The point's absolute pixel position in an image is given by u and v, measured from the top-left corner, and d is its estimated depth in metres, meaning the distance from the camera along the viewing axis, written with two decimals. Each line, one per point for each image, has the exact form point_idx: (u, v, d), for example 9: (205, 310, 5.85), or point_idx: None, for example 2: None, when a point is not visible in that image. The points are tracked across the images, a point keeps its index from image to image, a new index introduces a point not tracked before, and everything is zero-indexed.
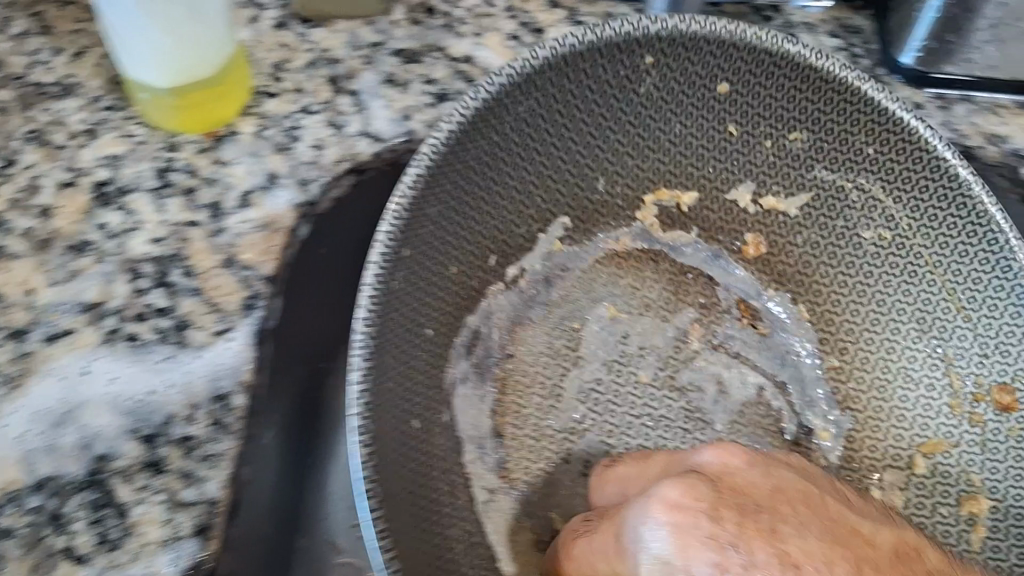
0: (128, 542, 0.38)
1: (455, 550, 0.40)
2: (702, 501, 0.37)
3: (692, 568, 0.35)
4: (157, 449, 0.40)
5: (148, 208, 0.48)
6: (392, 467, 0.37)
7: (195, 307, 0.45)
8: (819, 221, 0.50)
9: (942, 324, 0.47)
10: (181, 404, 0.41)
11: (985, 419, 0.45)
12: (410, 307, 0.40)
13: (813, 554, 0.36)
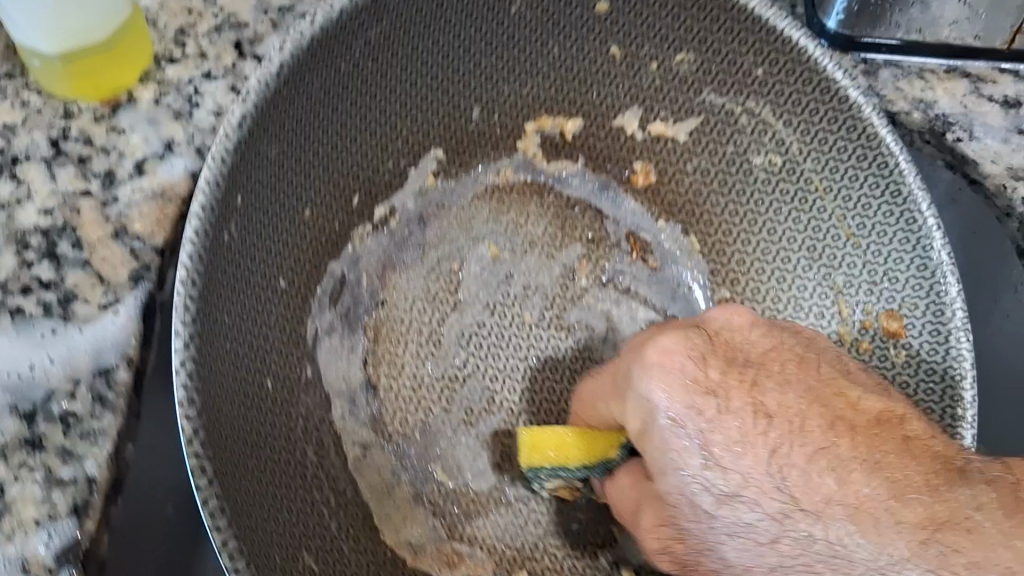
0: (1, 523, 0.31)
1: (325, 517, 0.37)
2: (684, 362, 0.35)
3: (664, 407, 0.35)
4: (37, 427, 0.33)
5: (39, 176, 0.38)
6: (230, 448, 0.32)
7: (83, 279, 0.36)
8: (708, 147, 0.47)
9: (831, 253, 0.45)
10: (63, 378, 0.34)
11: (872, 347, 0.44)
12: (244, 265, 0.35)
13: (795, 420, 0.34)
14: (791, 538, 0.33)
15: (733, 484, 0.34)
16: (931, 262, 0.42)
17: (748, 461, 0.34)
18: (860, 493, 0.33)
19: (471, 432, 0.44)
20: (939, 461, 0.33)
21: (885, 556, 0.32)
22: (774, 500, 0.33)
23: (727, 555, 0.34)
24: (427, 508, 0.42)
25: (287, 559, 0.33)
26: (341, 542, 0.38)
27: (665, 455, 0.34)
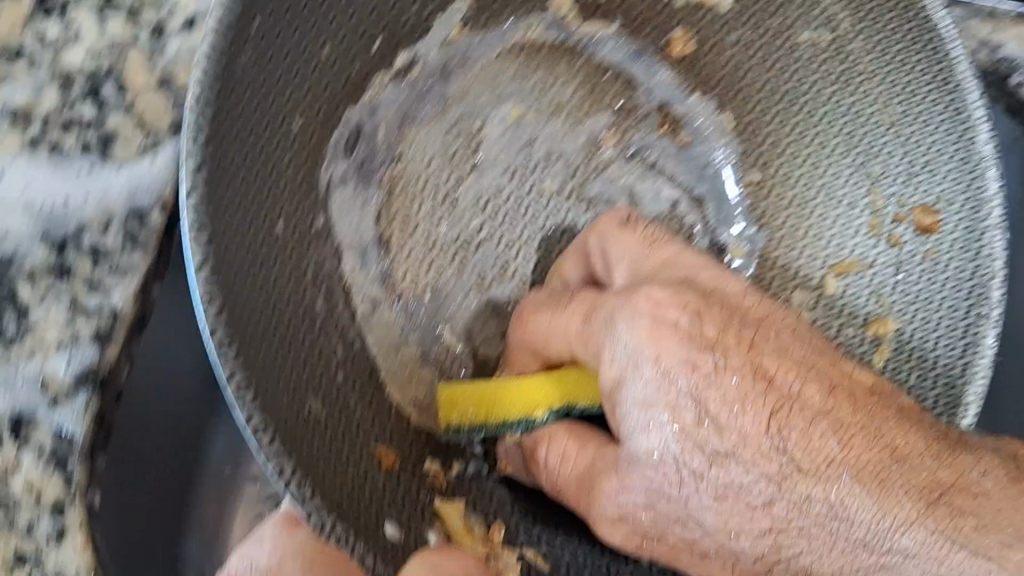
0: (25, 341, 0.36)
1: (334, 368, 0.37)
2: (681, 315, 0.32)
3: (660, 358, 0.31)
4: (66, 258, 0.37)
5: (89, 19, 0.39)
6: (241, 285, 0.31)
7: (148, 109, 0.38)
8: (753, 17, 0.44)
9: (870, 141, 0.43)
10: (97, 214, 0.37)
11: (904, 239, 0.43)
12: (252, 108, 0.33)
13: (797, 381, 0.31)
14: (793, 501, 0.30)
15: (715, 447, 0.31)
16: (976, 153, 0.39)
17: (747, 421, 0.31)
18: (860, 465, 0.30)
19: (482, 299, 0.43)
20: (938, 427, 0.31)
21: (890, 522, 0.29)
22: (774, 463, 0.30)
23: (707, 520, 0.32)
24: (434, 368, 0.42)
25: (295, 402, 0.33)
26: (346, 393, 0.37)
27: (648, 412, 0.31)
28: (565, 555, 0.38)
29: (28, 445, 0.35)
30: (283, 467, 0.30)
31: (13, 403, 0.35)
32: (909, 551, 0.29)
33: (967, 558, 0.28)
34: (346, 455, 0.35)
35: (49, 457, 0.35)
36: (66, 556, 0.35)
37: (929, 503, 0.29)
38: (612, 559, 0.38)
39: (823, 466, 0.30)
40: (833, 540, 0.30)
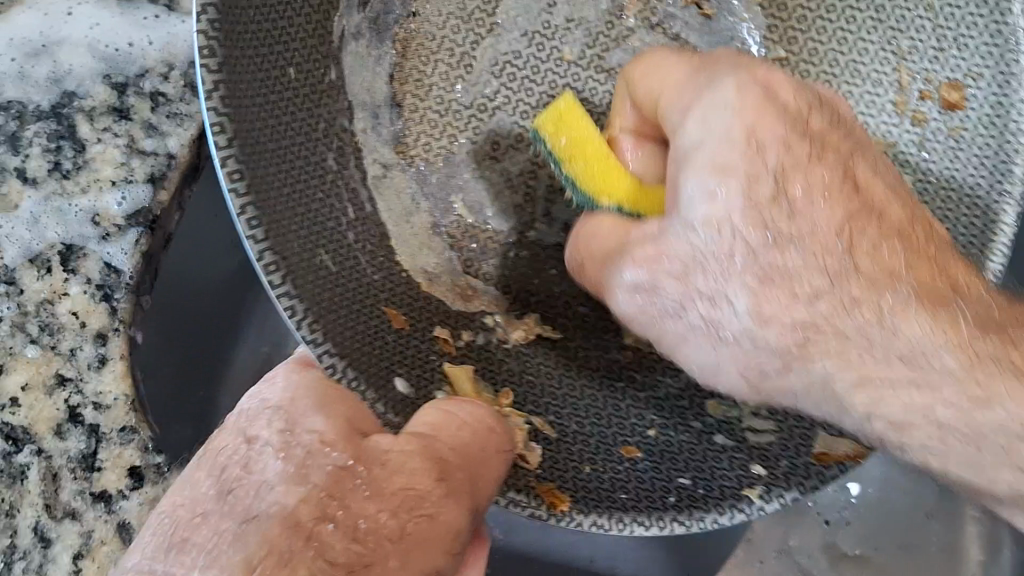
0: (81, 176, 0.37)
1: (349, 233, 0.37)
2: (789, 100, 0.31)
3: (756, 131, 0.30)
4: (126, 99, 0.38)
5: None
6: (251, 129, 0.31)
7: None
8: None
9: (901, 14, 0.41)
10: (158, 61, 0.38)
11: (929, 117, 0.41)
12: None
13: (883, 199, 0.31)
14: (839, 301, 0.29)
15: (783, 233, 0.30)
16: (1006, 25, 0.37)
17: (821, 215, 0.30)
18: (921, 284, 0.30)
19: (496, 170, 0.42)
20: (1000, 301, 0.31)
21: (935, 342, 0.29)
22: (838, 258, 0.30)
23: (741, 307, 0.30)
24: (445, 240, 0.42)
25: (308, 253, 0.33)
26: (357, 254, 0.36)
27: (716, 174, 0.30)
28: (573, 425, 0.39)
29: (76, 276, 0.37)
30: None
31: (64, 236, 0.37)
32: (948, 372, 0.28)
33: (1012, 387, 0.28)
34: (355, 310, 0.35)
35: (96, 290, 0.37)
36: (106, 382, 0.37)
37: (983, 334, 0.29)
38: (622, 435, 0.38)
39: (883, 283, 0.29)
40: (867, 348, 0.29)
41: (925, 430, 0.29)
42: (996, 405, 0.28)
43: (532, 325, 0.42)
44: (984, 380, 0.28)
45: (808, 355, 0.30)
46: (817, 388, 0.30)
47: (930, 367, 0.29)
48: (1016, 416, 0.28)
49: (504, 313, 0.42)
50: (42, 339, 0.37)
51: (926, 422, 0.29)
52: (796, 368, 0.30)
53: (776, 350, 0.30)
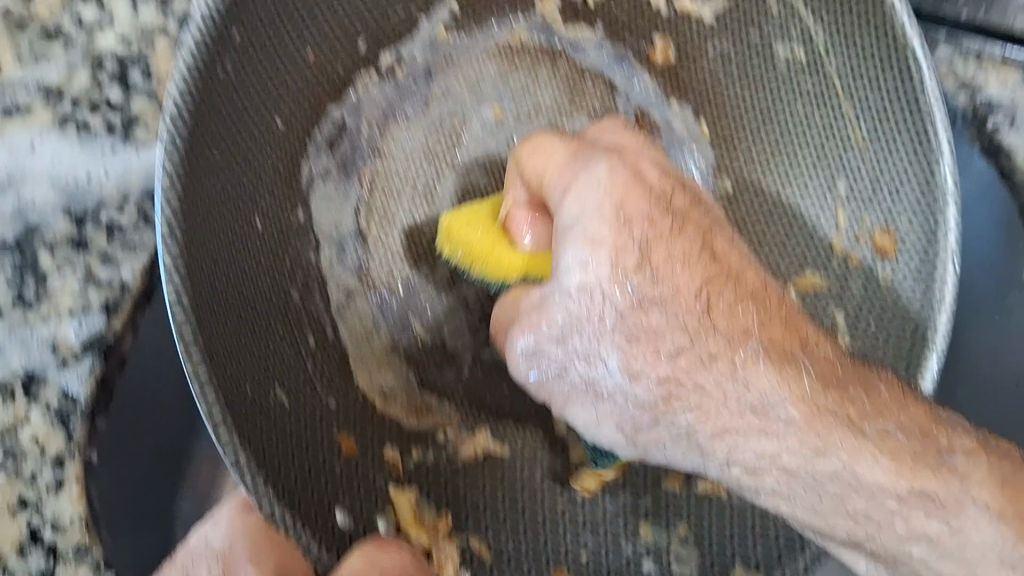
0: (42, 305, 0.41)
1: (305, 363, 0.40)
2: (653, 179, 0.35)
3: (625, 203, 0.34)
4: (85, 232, 0.41)
5: (122, 10, 0.43)
6: (212, 273, 0.34)
7: (145, 109, 0.43)
8: (733, 28, 0.45)
9: (840, 157, 0.44)
10: (114, 192, 0.42)
11: (863, 260, 0.44)
12: (248, 95, 0.35)
13: (734, 269, 0.34)
14: (693, 355, 0.32)
15: (648, 296, 0.33)
16: (938, 179, 0.41)
17: (679, 282, 0.33)
18: (772, 341, 0.33)
19: (454, 293, 0.45)
20: (848, 364, 0.33)
21: (781, 394, 0.32)
22: (693, 309, 0.33)
23: (613, 363, 0.33)
24: (403, 357, 0.45)
25: (257, 388, 0.36)
26: (314, 384, 0.40)
27: (587, 245, 0.33)
28: (510, 547, 0.40)
29: (36, 403, 0.40)
30: (238, 455, 0.32)
31: (26, 363, 0.40)
32: (790, 422, 0.31)
33: (843, 437, 0.31)
34: (308, 441, 0.37)
35: (54, 414, 0.40)
36: (63, 504, 0.40)
37: (824, 387, 0.32)
38: (556, 557, 0.41)
39: (736, 338, 0.32)
40: (724, 397, 0.32)
41: (775, 475, 0.32)
42: (831, 455, 0.31)
43: (485, 440, 0.44)
44: (823, 432, 0.31)
45: (671, 406, 0.32)
46: (681, 440, 0.33)
47: (774, 425, 0.31)
48: (846, 466, 0.31)
49: (455, 429, 0.44)
50: (7, 463, 0.40)
51: (775, 469, 0.32)
52: (662, 422, 0.33)
53: (642, 405, 0.33)
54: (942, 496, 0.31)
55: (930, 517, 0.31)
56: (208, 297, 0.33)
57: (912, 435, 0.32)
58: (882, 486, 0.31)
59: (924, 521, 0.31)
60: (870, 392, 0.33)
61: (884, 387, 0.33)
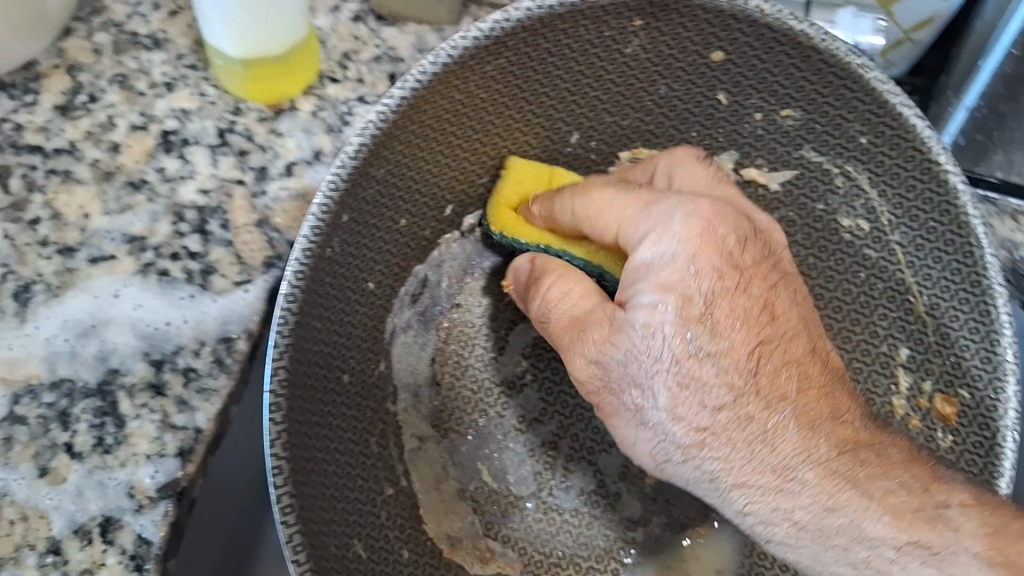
0: (120, 450, 0.37)
1: (382, 511, 0.41)
2: (728, 234, 0.39)
3: (696, 256, 0.38)
4: (162, 375, 0.39)
5: (203, 161, 0.44)
6: (306, 438, 0.36)
7: (224, 258, 0.42)
8: (799, 200, 0.47)
9: (900, 325, 0.45)
10: (191, 338, 0.40)
11: (923, 426, 0.44)
12: (349, 265, 0.39)
13: (787, 332, 0.38)
14: (736, 412, 0.37)
15: (708, 349, 0.37)
16: (998, 356, 0.41)
17: (738, 338, 0.37)
18: (803, 409, 0.37)
19: (520, 438, 0.47)
20: (869, 428, 0.38)
21: (801, 460, 0.36)
22: (746, 367, 0.37)
23: (660, 401, 0.37)
24: (470, 504, 0.45)
25: (342, 543, 0.37)
26: (388, 531, 0.41)
27: (662, 292, 0.38)
28: None
29: (112, 546, 0.36)
30: None
31: (103, 508, 0.36)
32: (807, 483, 0.36)
33: (852, 497, 0.36)
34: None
35: (130, 560, 0.36)
36: None
37: (839, 453, 0.36)
38: None
39: (772, 401, 0.37)
40: (756, 456, 0.36)
41: (784, 528, 0.36)
42: (841, 512, 0.36)
43: None
44: (834, 492, 0.36)
45: (705, 453, 0.37)
46: (705, 481, 0.37)
47: (793, 486, 0.36)
48: (852, 521, 0.36)
49: None
50: None
51: (786, 523, 0.36)
52: (692, 461, 0.37)
53: (678, 443, 0.37)
54: (934, 548, 0.35)
55: (925, 565, 0.35)
56: (310, 459, 0.36)
57: (912, 492, 0.36)
58: (882, 538, 0.35)
59: (920, 569, 0.35)
60: (880, 454, 0.37)
61: (892, 447, 0.37)
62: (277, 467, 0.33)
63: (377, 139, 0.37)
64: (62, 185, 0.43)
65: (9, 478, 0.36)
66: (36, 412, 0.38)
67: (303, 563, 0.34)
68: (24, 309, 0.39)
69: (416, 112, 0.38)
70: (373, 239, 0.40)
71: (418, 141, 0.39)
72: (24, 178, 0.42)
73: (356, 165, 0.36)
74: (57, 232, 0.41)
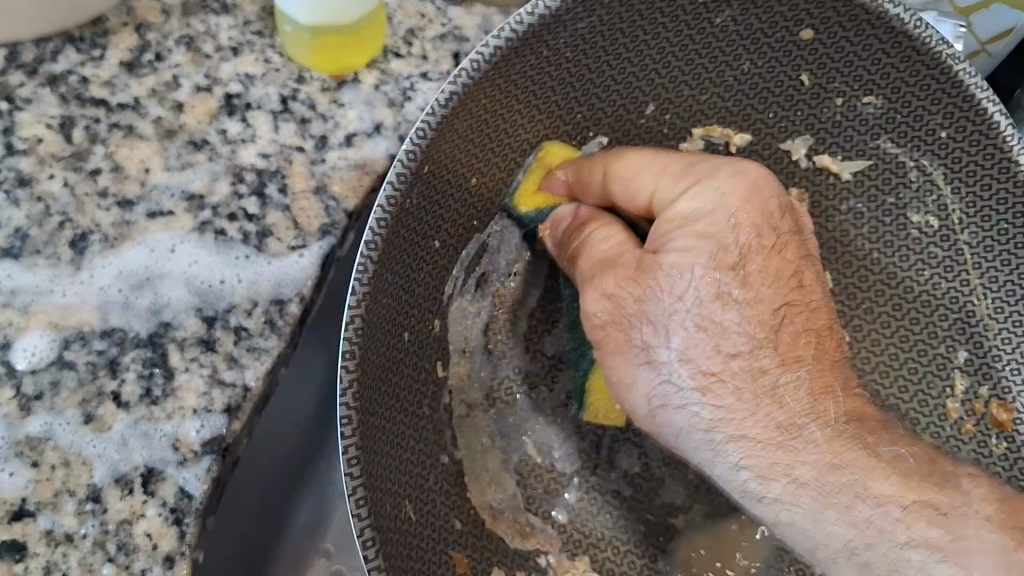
0: (167, 402, 0.41)
1: (424, 469, 0.41)
2: (767, 200, 0.40)
3: (734, 216, 0.39)
4: (213, 331, 0.42)
5: (265, 126, 0.46)
6: (371, 385, 0.37)
7: (279, 222, 0.45)
8: (869, 190, 0.46)
9: (962, 328, 0.44)
10: (245, 297, 0.43)
11: (976, 430, 0.44)
12: (418, 221, 0.39)
13: (808, 306, 0.40)
14: (755, 396, 0.37)
15: (719, 312, 0.38)
16: None
17: (756, 300, 0.39)
18: (814, 379, 0.38)
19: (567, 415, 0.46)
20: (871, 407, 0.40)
21: (809, 419, 0.37)
22: (760, 329, 0.39)
23: (675, 372, 0.38)
24: (514, 476, 0.45)
25: (391, 505, 0.38)
26: (432, 495, 0.41)
27: (687, 265, 0.39)
28: None
29: (154, 498, 0.39)
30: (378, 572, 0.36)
31: (148, 459, 0.40)
32: (813, 441, 0.37)
33: (857, 461, 0.37)
34: (425, 560, 0.39)
35: (170, 513, 0.39)
36: None
37: (848, 421, 0.38)
38: None
39: (786, 364, 0.38)
40: (763, 423, 0.37)
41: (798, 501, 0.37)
42: (846, 487, 0.36)
43: (582, 567, 0.45)
44: (840, 453, 0.37)
45: (715, 437, 0.37)
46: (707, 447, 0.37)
47: (796, 446, 0.37)
48: (857, 482, 0.36)
49: (556, 552, 0.45)
50: (118, 558, 0.38)
51: (796, 501, 0.36)
52: (703, 442, 0.38)
53: (693, 428, 0.38)
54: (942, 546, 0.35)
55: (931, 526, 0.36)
56: (371, 415, 0.37)
57: (924, 477, 0.37)
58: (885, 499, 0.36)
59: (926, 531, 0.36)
60: (889, 429, 0.39)
61: (898, 441, 0.38)
62: (347, 416, 0.36)
63: (466, 89, 0.38)
64: (126, 138, 0.45)
65: (56, 422, 0.40)
66: (85, 357, 0.41)
67: (364, 518, 0.36)
68: (79, 258, 0.42)
69: (502, 66, 0.39)
70: (442, 197, 0.40)
71: (504, 97, 0.40)
72: (87, 130, 0.45)
73: (445, 113, 0.38)
74: (116, 184, 0.44)
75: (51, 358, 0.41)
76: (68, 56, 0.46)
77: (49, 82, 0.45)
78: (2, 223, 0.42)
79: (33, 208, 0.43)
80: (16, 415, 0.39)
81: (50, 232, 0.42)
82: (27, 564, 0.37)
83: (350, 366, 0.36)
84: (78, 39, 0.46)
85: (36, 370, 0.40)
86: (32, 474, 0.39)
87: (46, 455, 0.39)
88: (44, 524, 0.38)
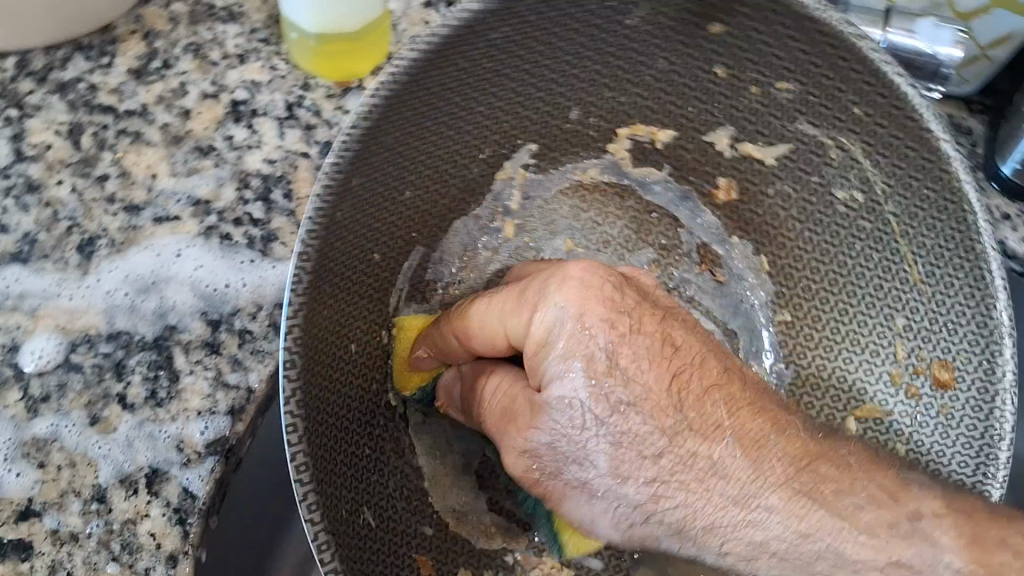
0: (172, 404, 0.46)
1: (376, 479, 0.44)
2: (606, 285, 0.40)
3: (585, 314, 0.39)
4: (218, 334, 0.48)
5: (271, 133, 0.55)
6: (320, 381, 0.40)
7: (284, 225, 0.52)
8: (793, 174, 0.48)
9: (896, 294, 0.46)
10: (248, 301, 0.50)
11: (921, 391, 0.45)
12: (355, 233, 0.42)
13: (692, 360, 0.40)
14: (676, 454, 0.39)
15: (625, 407, 0.39)
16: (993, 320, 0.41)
17: (648, 381, 0.39)
18: (743, 431, 0.39)
19: None
20: (816, 439, 0.40)
21: (758, 486, 0.39)
22: (665, 418, 0.39)
23: (600, 462, 0.39)
24: (474, 479, 0.48)
25: (350, 510, 0.41)
26: (393, 500, 0.44)
27: (569, 368, 0.39)
28: None
29: (158, 498, 0.44)
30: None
31: (152, 461, 0.45)
32: (771, 507, 0.38)
33: (821, 516, 0.38)
34: (385, 566, 0.42)
35: (173, 513, 0.44)
36: None
37: (795, 469, 0.39)
38: None
39: (703, 438, 0.39)
40: (719, 488, 0.39)
41: (766, 560, 0.39)
42: (815, 538, 0.38)
43: (550, 564, 0.48)
44: (801, 512, 0.38)
45: (659, 497, 0.39)
46: (673, 528, 0.39)
47: (762, 508, 0.38)
48: (830, 543, 0.38)
49: (523, 550, 0.47)
50: (122, 557, 0.42)
51: (763, 554, 0.39)
52: (655, 518, 0.39)
53: (633, 504, 0.39)
54: (916, 565, 0.38)
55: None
56: (321, 427, 0.40)
57: (877, 505, 0.39)
58: (864, 560, 0.38)
59: None
60: (835, 458, 0.40)
61: (851, 453, 0.40)
62: (291, 424, 0.38)
63: (387, 102, 0.41)
64: (133, 146, 0.54)
65: (62, 424, 0.45)
66: (92, 359, 0.47)
67: (318, 522, 0.37)
68: (88, 262, 0.50)
69: (420, 78, 0.41)
70: (376, 212, 0.43)
71: (426, 111, 0.43)
72: (95, 137, 0.54)
73: (365, 129, 0.40)
74: (125, 189, 0.53)
75: (58, 360, 0.47)
76: (76, 64, 0.56)
77: (58, 91, 0.56)
78: (15, 229, 0.51)
79: (41, 213, 0.51)
80: (23, 417, 0.45)
81: (59, 236, 0.51)
82: (32, 563, 0.42)
83: (291, 376, 0.38)
84: (85, 48, 0.57)
85: (48, 372, 0.47)
86: (38, 475, 0.44)
87: (53, 456, 0.44)
88: (50, 523, 0.43)
